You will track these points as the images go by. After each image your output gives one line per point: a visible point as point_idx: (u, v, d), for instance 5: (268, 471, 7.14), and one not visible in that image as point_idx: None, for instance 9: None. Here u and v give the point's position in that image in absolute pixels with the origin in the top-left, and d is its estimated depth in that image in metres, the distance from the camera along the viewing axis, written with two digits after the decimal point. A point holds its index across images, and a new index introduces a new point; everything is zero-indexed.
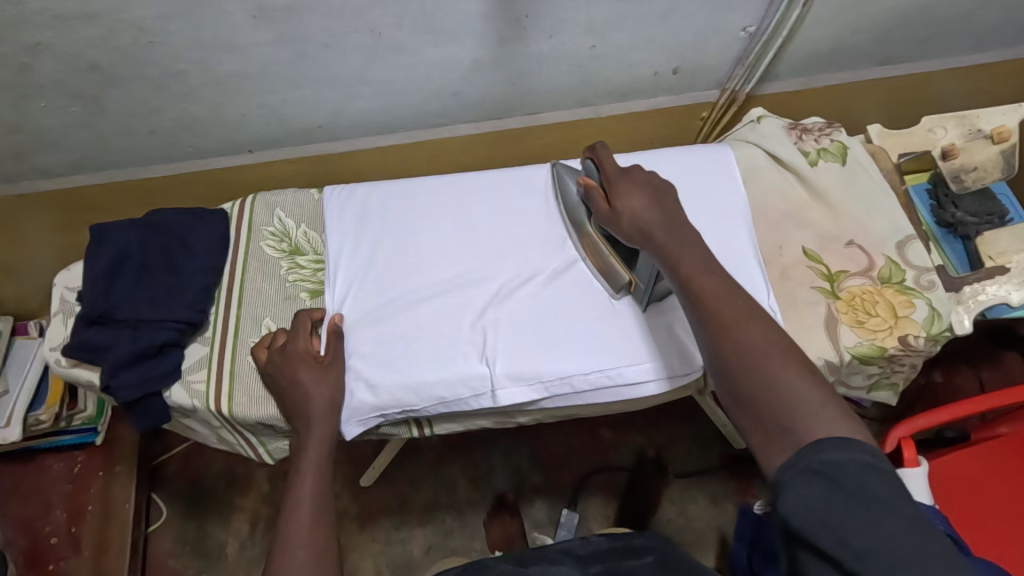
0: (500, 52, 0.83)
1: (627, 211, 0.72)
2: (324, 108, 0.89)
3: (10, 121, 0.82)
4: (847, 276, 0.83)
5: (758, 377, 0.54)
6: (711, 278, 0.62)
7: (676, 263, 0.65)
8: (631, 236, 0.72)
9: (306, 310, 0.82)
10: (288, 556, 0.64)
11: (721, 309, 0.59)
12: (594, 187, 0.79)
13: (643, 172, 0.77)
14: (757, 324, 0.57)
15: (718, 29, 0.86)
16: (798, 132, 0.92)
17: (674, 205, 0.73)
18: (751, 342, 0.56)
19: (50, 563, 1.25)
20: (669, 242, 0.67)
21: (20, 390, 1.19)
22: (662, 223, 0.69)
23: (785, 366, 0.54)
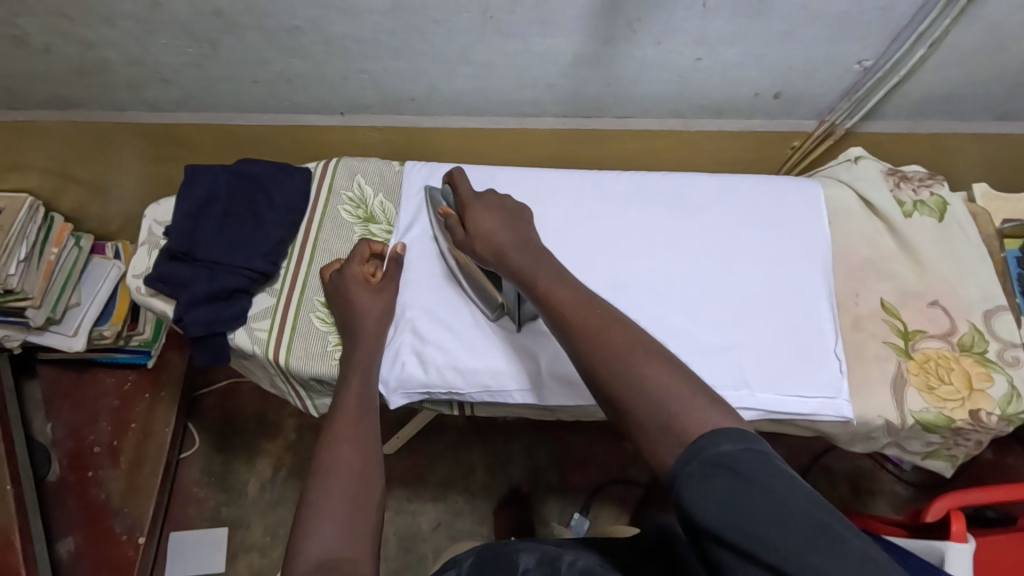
0: (603, 52, 0.82)
1: (481, 233, 0.75)
2: (422, 82, 0.90)
3: (131, 52, 0.86)
4: (924, 337, 0.79)
5: (624, 375, 0.55)
6: (571, 293, 0.64)
7: (533, 287, 0.68)
8: (486, 257, 0.75)
9: (365, 241, 0.86)
10: (325, 486, 0.63)
11: (580, 320, 0.61)
12: (450, 215, 0.81)
13: (497, 194, 0.81)
14: (617, 329, 0.59)
15: (831, 58, 0.83)
16: (896, 179, 0.88)
17: (526, 226, 0.77)
18: (611, 345, 0.57)
19: (90, 470, 1.33)
20: (520, 265, 0.71)
21: (91, 304, 1.26)
22: (513, 244, 0.73)
23: (646, 363, 0.55)
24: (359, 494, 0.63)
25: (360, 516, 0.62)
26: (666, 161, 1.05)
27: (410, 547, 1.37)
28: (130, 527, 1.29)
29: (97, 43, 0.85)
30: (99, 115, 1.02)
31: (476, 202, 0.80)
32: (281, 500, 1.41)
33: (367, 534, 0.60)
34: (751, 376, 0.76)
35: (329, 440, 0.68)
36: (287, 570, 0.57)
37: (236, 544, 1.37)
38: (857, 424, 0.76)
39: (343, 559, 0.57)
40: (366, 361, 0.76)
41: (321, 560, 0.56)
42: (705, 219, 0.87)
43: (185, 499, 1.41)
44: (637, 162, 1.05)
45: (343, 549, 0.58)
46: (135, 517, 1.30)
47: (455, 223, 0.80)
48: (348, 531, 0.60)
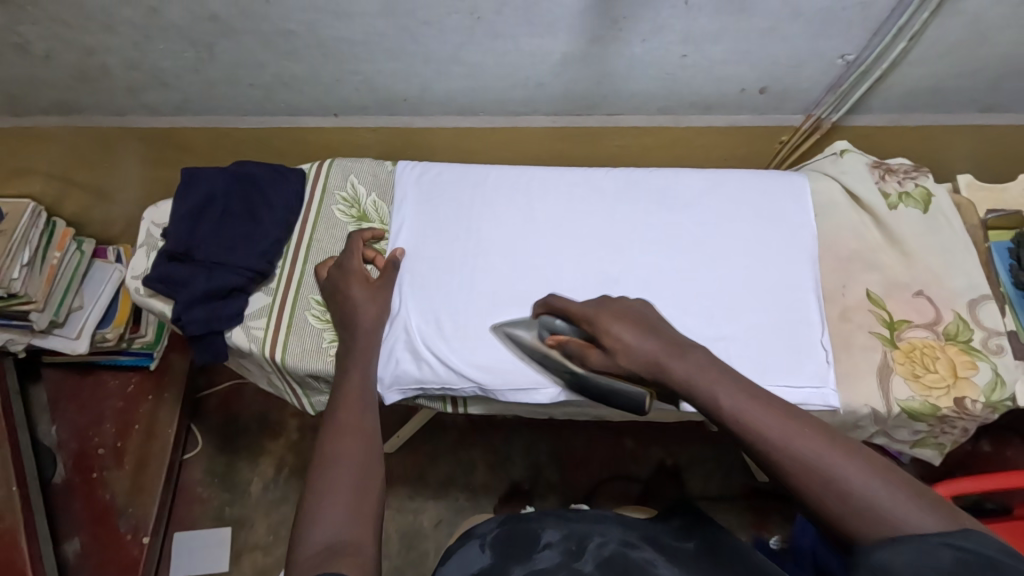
0: (591, 50, 0.84)
1: (622, 348, 0.66)
2: (414, 82, 0.91)
3: (130, 58, 0.88)
4: (909, 326, 0.80)
5: (841, 495, 0.48)
6: (739, 393, 0.56)
7: (712, 396, 0.57)
8: (641, 372, 0.65)
9: (356, 234, 0.87)
10: (328, 473, 0.63)
11: (787, 440, 0.51)
12: (568, 338, 0.74)
13: (624, 301, 0.73)
14: (827, 444, 0.50)
15: (816, 53, 0.84)
16: (881, 171, 0.89)
17: (657, 327, 0.68)
18: (828, 465, 0.49)
19: (95, 471, 1.35)
20: (689, 372, 0.60)
21: (94, 306, 1.28)
22: (665, 350, 0.64)
23: (873, 482, 0.48)
24: (365, 483, 0.63)
25: (364, 504, 0.61)
26: (657, 157, 1.06)
27: (412, 544, 1.38)
28: (135, 527, 1.31)
29: (97, 49, 0.87)
30: (100, 120, 1.04)
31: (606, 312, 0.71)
32: (284, 499, 1.43)
33: (370, 520, 0.61)
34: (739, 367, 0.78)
35: (331, 426, 0.68)
36: (291, 556, 0.57)
37: (240, 543, 1.39)
38: (843, 413, 0.77)
39: (346, 543, 0.57)
40: (366, 354, 0.77)
41: (325, 541, 0.57)
42: (695, 214, 0.88)
43: (189, 499, 1.43)
44: (629, 159, 1.07)
45: (347, 532, 0.58)
46: (139, 517, 1.32)
47: (584, 345, 0.72)
48: (351, 513, 0.60)
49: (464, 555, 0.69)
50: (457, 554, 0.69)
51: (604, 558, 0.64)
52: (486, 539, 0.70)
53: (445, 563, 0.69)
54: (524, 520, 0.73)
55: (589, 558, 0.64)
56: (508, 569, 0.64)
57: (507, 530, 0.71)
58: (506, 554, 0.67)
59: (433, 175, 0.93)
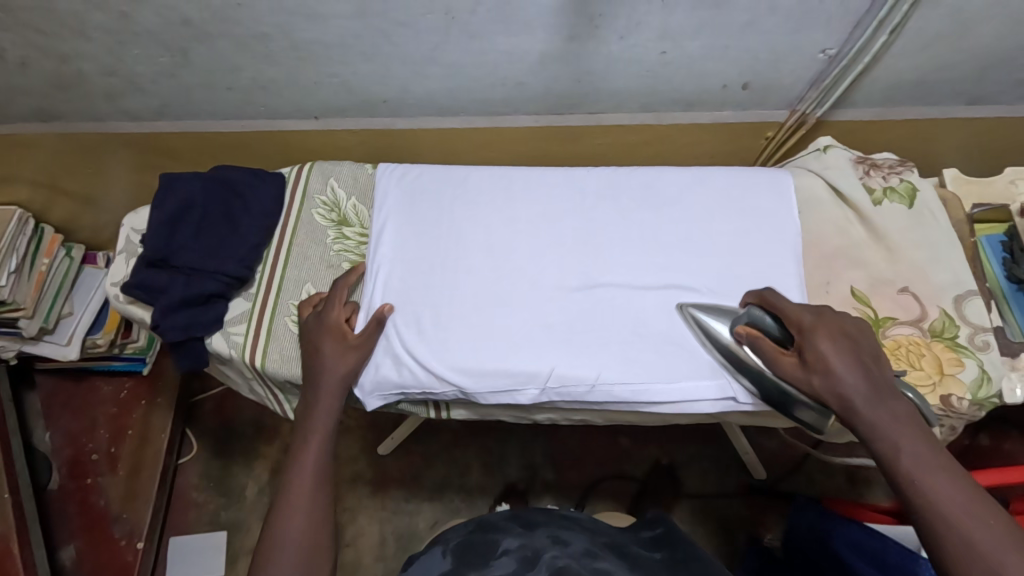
0: (569, 48, 0.83)
1: (828, 374, 0.69)
2: (392, 84, 0.91)
3: (106, 64, 0.88)
4: (894, 323, 0.79)
5: (975, 558, 0.58)
6: (933, 463, 0.63)
7: (896, 446, 0.65)
8: (827, 399, 0.69)
9: (344, 278, 0.85)
10: (285, 520, 0.71)
11: (948, 499, 0.61)
12: (764, 338, 0.73)
13: (839, 317, 0.73)
14: (987, 523, 0.60)
15: (797, 47, 0.83)
16: (866, 166, 0.88)
17: (878, 366, 0.70)
18: (974, 536, 0.59)
19: (89, 477, 1.35)
20: (878, 419, 0.67)
21: (85, 312, 1.28)
22: (865, 390, 0.68)
23: (1014, 561, 0.57)
24: (316, 527, 0.72)
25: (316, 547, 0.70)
26: (643, 155, 1.05)
27: (407, 546, 1.38)
28: (129, 532, 1.31)
29: (72, 56, 0.86)
30: (82, 127, 1.03)
31: (822, 325, 0.72)
32: None
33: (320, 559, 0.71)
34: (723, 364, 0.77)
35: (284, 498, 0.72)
36: None
37: (236, 547, 1.39)
38: None
39: None
40: (330, 406, 0.77)
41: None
42: (678, 212, 0.87)
43: (185, 503, 1.43)
44: (615, 157, 1.06)
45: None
46: (134, 522, 1.32)
47: (781, 351, 0.72)
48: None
49: (427, 563, 0.72)
50: (420, 562, 0.72)
51: (557, 565, 0.66)
52: (448, 547, 0.73)
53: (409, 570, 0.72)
54: (488, 531, 0.77)
55: (544, 564, 0.66)
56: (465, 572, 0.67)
57: (471, 541, 0.74)
58: (465, 560, 0.70)
59: (413, 177, 0.92)
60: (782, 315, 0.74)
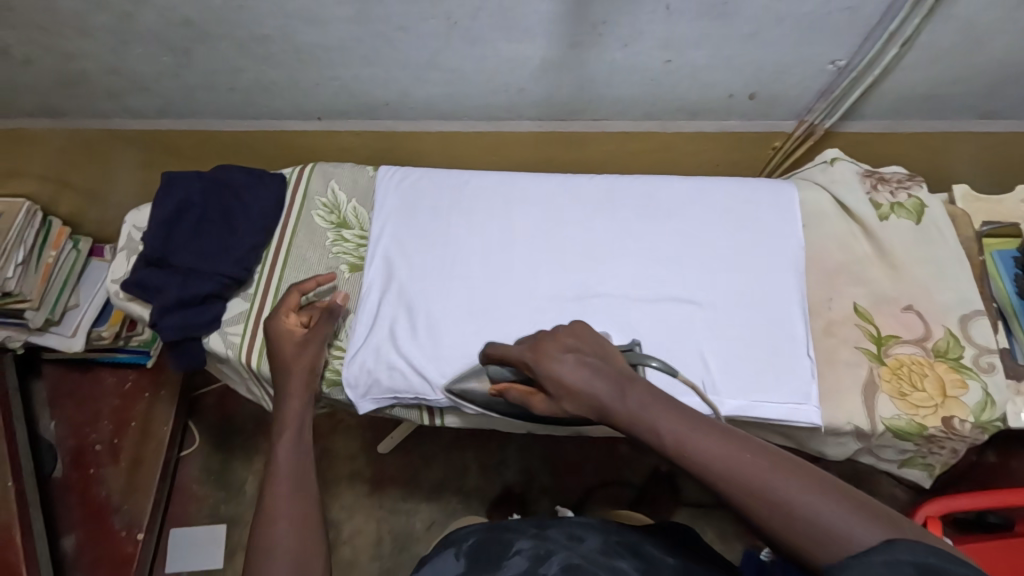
0: (571, 55, 0.82)
1: (570, 390, 0.64)
2: (394, 87, 0.90)
3: (110, 63, 0.88)
4: (897, 342, 0.78)
5: (799, 524, 0.48)
6: (699, 433, 0.55)
7: (655, 431, 0.57)
8: (586, 413, 0.64)
9: (294, 285, 0.82)
10: (267, 520, 0.64)
11: (714, 456, 0.53)
12: (511, 387, 0.71)
13: (561, 332, 0.69)
14: (761, 460, 0.52)
15: (804, 59, 0.82)
16: (873, 181, 0.86)
17: (608, 362, 0.65)
18: (787, 498, 0.49)
19: (92, 466, 1.36)
20: (632, 410, 0.59)
21: (90, 304, 1.30)
22: (609, 389, 0.62)
23: (786, 484, 0.50)
24: (307, 524, 0.65)
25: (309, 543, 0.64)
26: (648, 163, 1.04)
27: (404, 546, 1.38)
28: (129, 523, 1.32)
29: (77, 54, 0.87)
30: (88, 123, 1.04)
31: (544, 351, 0.68)
32: None
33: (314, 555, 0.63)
34: (721, 378, 0.76)
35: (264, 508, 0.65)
36: None
37: (233, 542, 1.40)
38: (825, 431, 0.75)
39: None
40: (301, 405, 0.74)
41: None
42: (680, 222, 0.86)
43: (185, 497, 1.44)
44: (619, 164, 1.05)
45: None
46: (134, 513, 1.33)
47: (527, 393, 0.70)
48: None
49: (440, 563, 0.74)
50: (432, 563, 0.74)
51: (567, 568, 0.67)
52: (460, 548, 0.75)
53: (420, 571, 0.73)
54: (499, 530, 0.77)
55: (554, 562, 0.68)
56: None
57: (481, 540, 0.76)
58: (476, 561, 0.71)
59: (413, 180, 0.92)
60: (511, 359, 0.72)
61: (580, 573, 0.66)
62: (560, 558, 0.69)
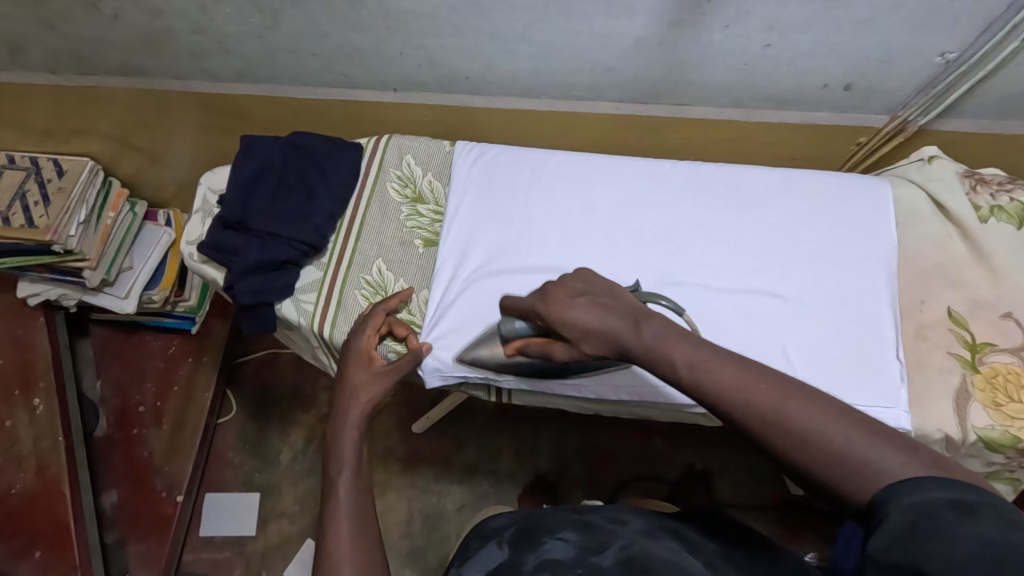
0: (668, 34, 0.79)
1: (579, 335, 0.62)
2: (477, 60, 0.88)
3: (195, 21, 0.88)
4: (993, 350, 0.76)
5: (827, 460, 0.45)
6: (725, 369, 0.52)
7: (669, 358, 0.55)
8: (607, 351, 0.61)
9: (380, 303, 0.81)
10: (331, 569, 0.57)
11: (737, 393, 0.50)
12: (529, 342, 0.70)
13: (570, 279, 0.66)
14: (791, 399, 0.48)
15: (913, 48, 0.78)
16: (973, 181, 0.84)
17: (614, 291, 0.63)
18: (802, 426, 0.47)
19: (134, 428, 1.39)
20: (646, 340, 0.57)
21: (141, 269, 1.29)
22: (621, 320, 0.60)
23: (812, 419, 0.47)
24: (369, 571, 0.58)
25: None
26: (721, 152, 1.01)
27: (435, 526, 1.38)
28: (170, 485, 1.34)
29: (165, 11, 0.86)
30: (161, 84, 1.04)
31: (556, 302, 0.64)
32: (312, 471, 1.44)
33: None
34: (799, 372, 0.74)
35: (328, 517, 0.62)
36: None
37: (267, 510, 1.41)
38: (914, 437, 0.73)
39: None
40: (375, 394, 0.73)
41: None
42: (762, 215, 0.84)
43: (221, 463, 1.45)
44: (691, 152, 1.02)
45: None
46: (174, 476, 1.35)
47: (545, 345, 0.68)
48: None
49: (482, 558, 0.71)
50: (477, 553, 0.72)
51: (622, 560, 0.64)
52: (503, 536, 0.73)
53: (465, 561, 0.72)
54: (543, 517, 0.74)
55: (609, 554, 0.65)
56: (521, 561, 0.66)
57: (524, 526, 0.73)
58: (520, 547, 0.69)
59: (489, 156, 0.90)
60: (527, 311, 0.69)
61: (637, 565, 0.62)
62: (615, 553, 0.65)
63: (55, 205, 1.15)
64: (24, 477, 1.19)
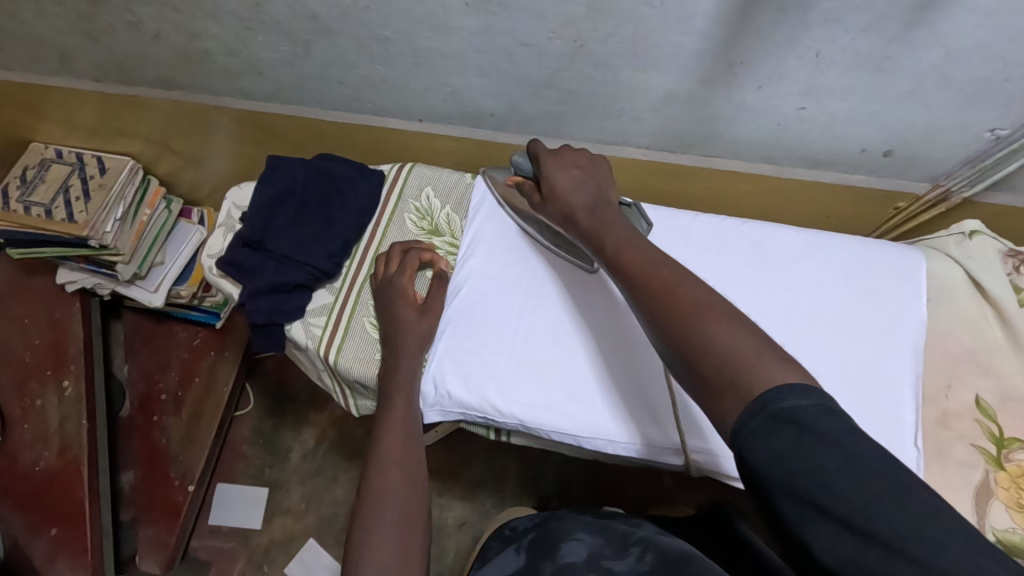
0: (698, 90, 0.77)
1: (556, 193, 0.73)
2: (504, 100, 0.87)
3: (232, 45, 0.89)
4: (1021, 447, 0.71)
5: (696, 346, 0.52)
6: (637, 253, 0.62)
7: (603, 241, 0.67)
8: (558, 218, 0.74)
9: (416, 248, 0.85)
10: (381, 497, 0.68)
11: (641, 266, 0.61)
12: (526, 181, 0.82)
13: (580, 152, 0.77)
14: (680, 283, 0.57)
15: (959, 122, 0.75)
16: (1016, 261, 0.80)
17: (601, 183, 0.74)
18: (682, 309, 0.55)
19: (155, 415, 1.42)
20: (592, 221, 0.69)
21: (173, 264, 1.33)
22: (584, 206, 0.71)
23: (700, 308, 0.54)
24: (415, 498, 0.69)
25: (412, 520, 0.67)
26: (749, 206, 0.98)
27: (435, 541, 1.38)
28: (183, 473, 1.38)
29: (202, 35, 0.89)
30: (198, 97, 1.06)
31: (558, 159, 0.76)
32: (320, 471, 1.47)
33: (415, 550, 0.65)
34: None
35: (382, 453, 0.72)
36: None
37: (273, 505, 1.44)
38: None
39: None
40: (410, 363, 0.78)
41: None
42: (788, 277, 0.80)
43: (234, 454, 1.49)
44: (718, 202, 0.99)
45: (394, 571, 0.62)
46: (188, 465, 1.38)
47: (533, 189, 0.79)
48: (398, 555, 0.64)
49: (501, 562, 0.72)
50: (496, 557, 0.73)
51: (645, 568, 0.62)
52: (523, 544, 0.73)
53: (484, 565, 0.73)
54: (560, 523, 0.74)
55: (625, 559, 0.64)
56: (537, 567, 0.66)
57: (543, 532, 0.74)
58: (537, 556, 0.69)
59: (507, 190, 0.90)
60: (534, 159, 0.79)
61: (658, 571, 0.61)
62: (632, 561, 0.64)
63: (94, 201, 1.19)
64: (49, 455, 1.22)
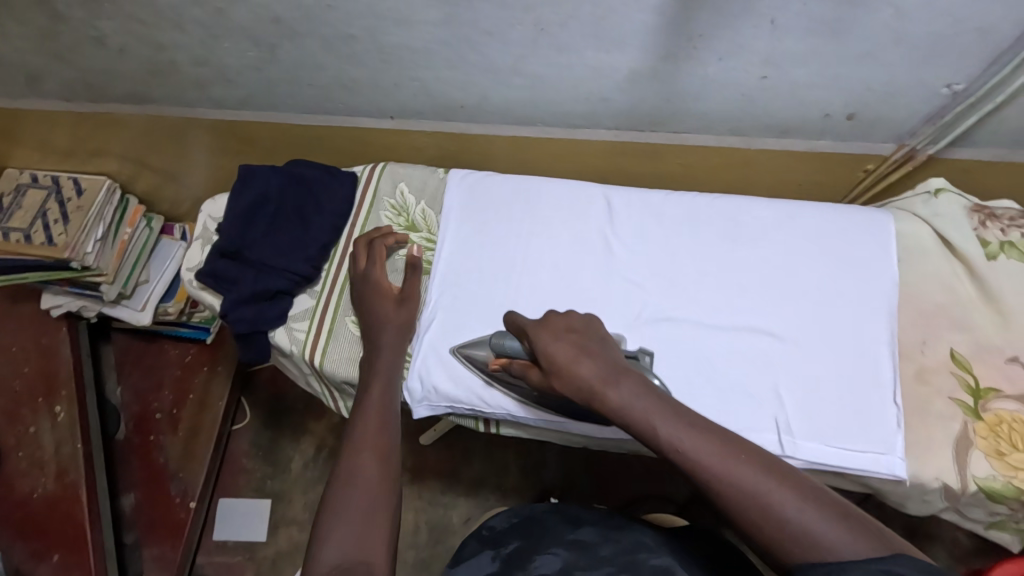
0: (663, 67, 0.78)
1: (562, 368, 0.67)
2: (473, 91, 0.88)
3: (198, 54, 0.90)
4: (998, 396, 0.73)
5: (785, 532, 0.51)
6: (692, 430, 0.59)
7: (648, 420, 0.61)
8: (571, 394, 0.67)
9: (380, 238, 0.85)
10: (350, 478, 0.65)
11: (706, 452, 0.56)
12: (512, 362, 0.74)
13: (571, 316, 0.73)
14: (743, 459, 0.56)
15: (918, 81, 0.76)
16: (982, 216, 0.81)
17: (601, 347, 0.69)
18: (766, 493, 0.53)
19: (152, 434, 1.42)
20: (623, 400, 0.63)
21: (158, 281, 1.33)
22: (602, 376, 0.65)
23: (773, 487, 0.53)
24: (389, 481, 0.66)
25: (381, 504, 0.64)
26: (724, 180, 0.99)
27: (441, 538, 1.38)
28: (183, 491, 1.37)
29: (168, 46, 0.89)
30: (170, 109, 1.06)
31: (551, 329, 0.71)
32: (321, 479, 1.47)
33: (382, 534, 0.62)
34: (794, 411, 0.73)
35: (357, 437, 0.69)
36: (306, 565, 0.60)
37: (277, 516, 1.44)
38: (910, 484, 0.71)
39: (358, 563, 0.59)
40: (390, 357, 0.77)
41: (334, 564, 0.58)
42: (765, 248, 0.81)
43: (234, 469, 1.48)
44: (693, 179, 1.00)
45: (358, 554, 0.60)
46: (189, 483, 1.38)
47: (526, 366, 0.72)
48: (361, 538, 0.61)
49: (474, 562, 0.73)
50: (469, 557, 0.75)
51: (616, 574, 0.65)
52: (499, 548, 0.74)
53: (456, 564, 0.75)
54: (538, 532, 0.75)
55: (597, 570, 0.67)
56: None
57: (522, 539, 0.75)
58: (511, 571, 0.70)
59: (480, 181, 0.90)
60: (518, 330, 0.74)
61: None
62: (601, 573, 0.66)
63: (73, 223, 1.18)
64: (46, 482, 1.22)
